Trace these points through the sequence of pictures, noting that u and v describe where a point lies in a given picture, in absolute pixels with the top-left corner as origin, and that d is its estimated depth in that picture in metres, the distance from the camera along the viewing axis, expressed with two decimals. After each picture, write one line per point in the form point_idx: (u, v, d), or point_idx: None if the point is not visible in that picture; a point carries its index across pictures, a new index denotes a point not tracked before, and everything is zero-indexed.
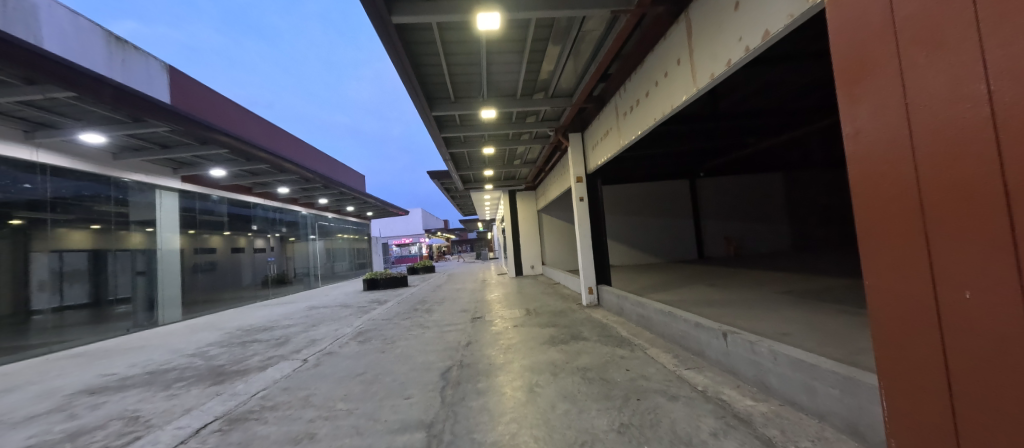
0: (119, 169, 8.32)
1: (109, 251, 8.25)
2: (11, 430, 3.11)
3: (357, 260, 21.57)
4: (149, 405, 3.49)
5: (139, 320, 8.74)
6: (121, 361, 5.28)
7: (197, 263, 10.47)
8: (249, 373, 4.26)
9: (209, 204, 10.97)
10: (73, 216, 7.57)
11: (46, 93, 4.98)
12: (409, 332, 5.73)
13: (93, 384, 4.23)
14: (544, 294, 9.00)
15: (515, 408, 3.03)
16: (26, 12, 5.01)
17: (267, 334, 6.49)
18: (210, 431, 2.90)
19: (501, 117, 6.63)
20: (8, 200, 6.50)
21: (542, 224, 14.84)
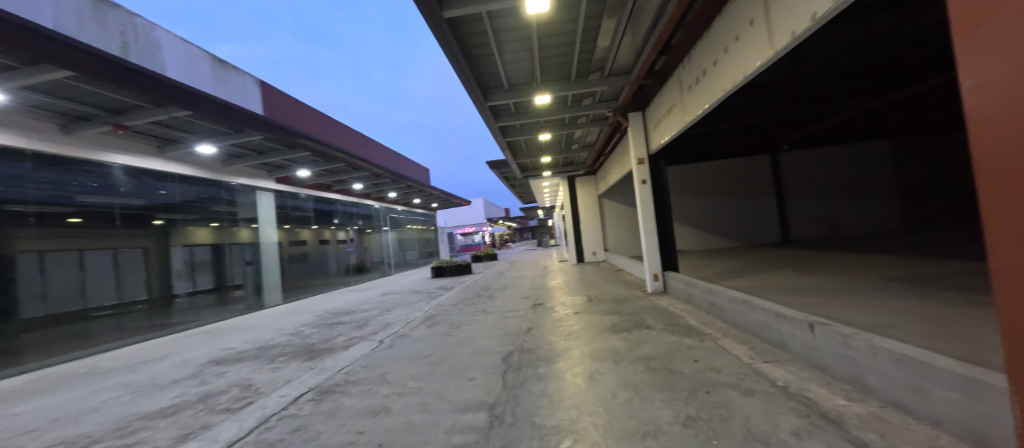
0: (229, 174, 9.66)
1: (225, 245, 9.73)
2: (165, 389, 3.88)
3: (425, 249, 23.04)
4: (260, 375, 4.10)
5: (251, 303, 10.26)
6: (238, 337, 6.25)
7: (292, 254, 12.03)
8: (335, 351, 4.78)
9: (299, 202, 12.37)
10: (195, 216, 8.93)
11: (168, 112, 5.88)
12: (472, 318, 5.99)
13: (219, 355, 5.10)
14: (606, 281, 8.83)
15: (576, 394, 3.04)
16: (150, 45, 5.96)
17: (349, 316, 7.22)
18: (305, 400, 3.31)
19: (556, 101, 6.53)
20: (149, 205, 7.91)
21: (603, 210, 14.56)
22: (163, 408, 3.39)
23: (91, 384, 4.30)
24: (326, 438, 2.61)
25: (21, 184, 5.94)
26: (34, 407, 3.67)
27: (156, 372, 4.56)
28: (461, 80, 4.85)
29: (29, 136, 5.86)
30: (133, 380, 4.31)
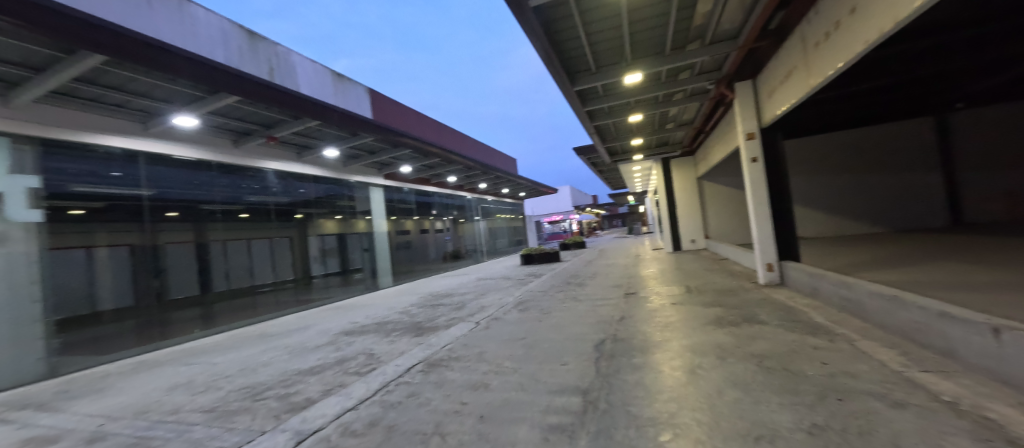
0: (349, 173, 11.09)
1: (348, 234, 11.26)
2: (312, 352, 4.74)
3: (513, 237, 23.91)
4: (381, 345, 4.74)
5: (368, 284, 11.53)
6: (360, 313, 7.33)
7: (398, 242, 13.20)
8: (439, 329, 5.27)
9: (403, 196, 13.61)
10: (324, 210, 10.45)
11: (304, 123, 6.98)
12: (562, 305, 6.05)
13: (349, 327, 6.05)
14: (708, 271, 8.08)
15: (675, 388, 2.86)
16: (288, 68, 7.15)
17: (448, 299, 7.92)
18: (416, 370, 3.72)
19: (648, 79, 6.16)
20: (293, 202, 9.56)
21: (703, 193, 13.44)
22: (312, 366, 4.15)
23: (265, 343, 5.49)
24: (436, 405, 2.92)
25: (208, 187, 7.68)
26: (230, 357, 4.83)
27: (305, 337, 5.59)
28: (548, 68, 4.85)
29: (212, 151, 7.47)
30: (291, 343, 5.36)
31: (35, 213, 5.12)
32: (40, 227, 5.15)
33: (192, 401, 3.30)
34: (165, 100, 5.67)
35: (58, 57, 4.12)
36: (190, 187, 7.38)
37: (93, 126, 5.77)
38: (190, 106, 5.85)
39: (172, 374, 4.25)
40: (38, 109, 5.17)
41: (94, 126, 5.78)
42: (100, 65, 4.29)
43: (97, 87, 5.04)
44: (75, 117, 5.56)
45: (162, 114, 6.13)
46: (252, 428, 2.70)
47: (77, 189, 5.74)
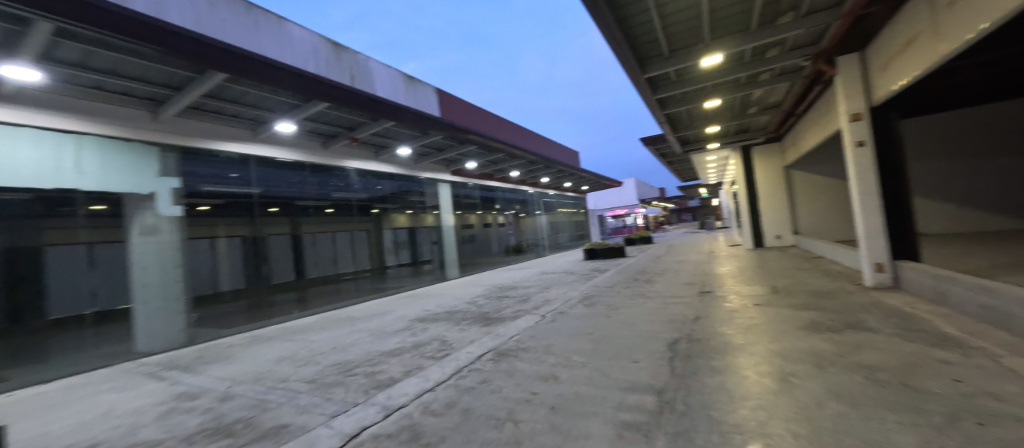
0: (419, 170, 11.66)
1: (418, 228, 11.96)
2: (391, 336, 5.13)
3: (574, 232, 23.65)
4: (452, 333, 4.99)
5: (437, 275, 12.21)
6: (431, 302, 7.85)
7: (464, 235, 13.82)
8: (505, 320, 5.42)
9: (467, 191, 14.18)
10: (396, 205, 11.09)
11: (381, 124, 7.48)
12: (629, 301, 5.87)
13: (423, 314, 6.45)
14: (798, 270, 7.24)
15: (762, 395, 2.59)
16: (366, 75, 7.80)
17: (512, 291, 8.13)
18: (487, 358, 3.86)
19: (729, 60, 5.77)
20: (371, 197, 10.27)
21: (792, 184, 12.07)
22: (393, 348, 4.50)
23: (352, 325, 6.09)
24: (508, 393, 3.00)
25: (302, 186, 8.60)
26: (324, 336, 5.42)
27: (384, 322, 6.08)
28: (617, 55, 4.70)
29: (305, 151, 8.39)
30: (373, 326, 5.85)
31: (176, 209, 6.25)
32: (178, 221, 6.27)
33: (295, 373, 3.80)
34: (269, 110, 6.47)
35: (194, 80, 4.97)
36: (291, 185, 8.37)
37: (215, 134, 6.79)
38: (289, 114, 6.59)
39: (280, 348, 4.90)
40: (179, 122, 6.35)
41: (210, 133, 6.73)
42: (224, 81, 5.06)
43: (220, 101, 5.91)
44: (202, 128, 6.64)
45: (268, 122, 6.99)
46: (346, 401, 3.12)
47: (205, 188, 6.81)
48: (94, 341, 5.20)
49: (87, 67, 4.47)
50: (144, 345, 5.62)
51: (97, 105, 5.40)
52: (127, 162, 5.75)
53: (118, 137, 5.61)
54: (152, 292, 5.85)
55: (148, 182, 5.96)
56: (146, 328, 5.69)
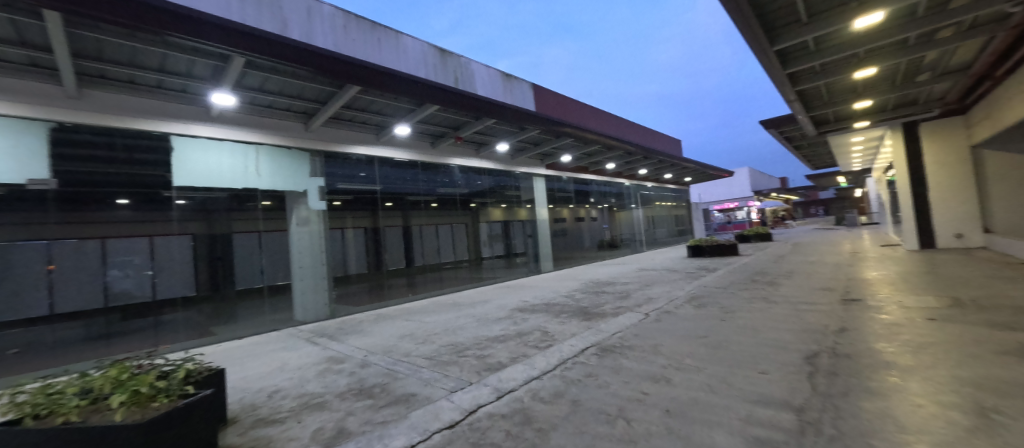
0: (516, 165, 11.79)
1: (512, 222, 12.10)
2: (495, 323, 5.44)
3: (673, 227, 22.16)
4: (553, 325, 5.10)
5: (531, 267, 12.24)
6: (528, 293, 8.16)
7: (556, 229, 13.53)
8: (606, 316, 5.34)
9: (563, 185, 13.92)
10: (490, 200, 11.32)
11: (483, 123, 7.70)
12: (750, 305, 5.27)
13: (523, 305, 6.71)
14: (994, 281, 5.55)
15: (946, 430, 1.97)
16: (468, 75, 8.57)
17: (610, 287, 7.99)
18: (591, 352, 3.87)
19: (891, 17, 4.86)
20: (472, 192, 10.68)
21: (982, 167, 9.48)
22: (498, 335, 4.78)
23: (459, 310, 6.62)
24: (616, 389, 2.96)
25: (414, 183, 9.22)
26: (435, 318, 6.00)
27: (487, 310, 6.47)
28: (739, 27, 4.23)
29: (418, 153, 9.03)
30: (478, 313, 6.29)
31: (321, 203, 7.40)
32: (322, 214, 7.42)
33: (416, 350, 4.52)
34: (389, 115, 7.18)
35: (335, 94, 5.77)
36: (406, 182, 9.07)
37: (346, 139, 7.70)
38: (404, 117, 7.08)
39: (400, 325, 5.62)
40: (326, 131, 7.41)
41: (345, 138, 7.68)
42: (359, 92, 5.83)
43: (353, 110, 6.80)
44: (339, 134, 7.59)
45: (388, 127, 7.70)
46: (461, 379, 3.54)
47: (341, 186, 7.78)
48: (269, 306, 6.49)
49: (264, 90, 5.61)
50: (301, 316, 6.89)
51: (266, 120, 6.60)
52: (288, 164, 7.02)
53: (286, 147, 6.92)
54: (305, 271, 7.08)
55: (302, 181, 7.17)
56: (302, 301, 6.98)
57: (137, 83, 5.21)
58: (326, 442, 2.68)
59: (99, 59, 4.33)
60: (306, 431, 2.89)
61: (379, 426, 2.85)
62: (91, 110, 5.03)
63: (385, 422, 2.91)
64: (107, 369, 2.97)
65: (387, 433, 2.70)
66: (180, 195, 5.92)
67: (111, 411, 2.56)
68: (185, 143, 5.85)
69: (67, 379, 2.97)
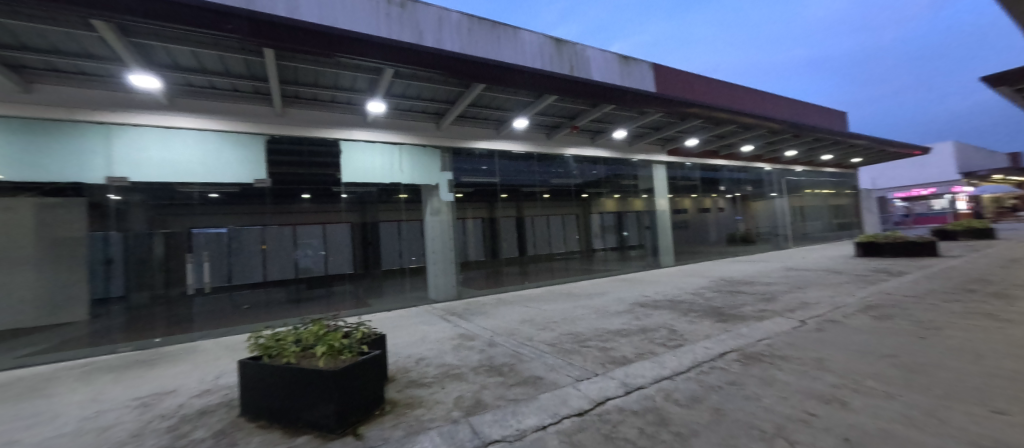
0: (634, 152, 11.23)
1: (626, 212, 11.77)
2: (615, 316, 5.50)
3: (828, 220, 18.84)
4: (681, 323, 4.90)
5: (649, 261, 11.79)
6: (650, 288, 7.90)
7: (678, 221, 12.54)
8: (747, 319, 4.84)
9: (687, 172, 12.89)
10: (604, 190, 11.20)
11: (601, 109, 7.36)
12: (965, 322, 4.08)
13: (643, 300, 6.58)
14: None
15: None
16: (586, 62, 8.19)
17: (748, 287, 7.17)
18: (732, 359, 3.58)
19: None
20: (586, 181, 10.68)
21: None
22: (620, 329, 4.87)
23: (576, 301, 6.87)
24: (770, 404, 2.63)
25: (529, 174, 9.57)
26: (553, 307, 6.39)
27: (605, 302, 6.52)
28: None
29: (535, 144, 9.32)
30: (596, 304, 6.44)
31: (450, 195, 8.21)
32: (451, 205, 8.22)
33: (538, 335, 4.90)
34: (509, 109, 7.50)
35: (463, 93, 6.26)
36: (522, 174, 9.48)
37: (471, 134, 8.41)
38: (523, 110, 7.33)
39: (520, 311, 6.27)
40: (453, 129, 8.18)
41: (470, 134, 8.39)
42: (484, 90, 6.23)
43: (477, 108, 7.30)
44: (465, 130, 8.32)
45: (508, 121, 8.03)
46: (586, 369, 3.64)
47: (465, 179, 8.59)
48: (408, 286, 7.76)
49: (407, 96, 6.41)
50: (433, 295, 7.90)
51: (405, 123, 7.61)
52: (425, 161, 7.99)
53: (422, 145, 7.85)
54: (436, 256, 7.96)
55: (433, 175, 8.01)
56: (434, 282, 7.94)
57: (319, 99, 6.50)
58: (467, 410, 3.01)
59: (295, 83, 5.55)
60: (450, 396, 3.32)
61: (511, 402, 3.08)
62: (290, 123, 6.55)
63: (517, 400, 3.12)
64: (310, 324, 3.86)
65: (519, 411, 2.90)
66: (346, 190, 7.36)
67: (312, 358, 3.28)
68: (350, 146, 7.17)
69: (285, 329, 3.93)
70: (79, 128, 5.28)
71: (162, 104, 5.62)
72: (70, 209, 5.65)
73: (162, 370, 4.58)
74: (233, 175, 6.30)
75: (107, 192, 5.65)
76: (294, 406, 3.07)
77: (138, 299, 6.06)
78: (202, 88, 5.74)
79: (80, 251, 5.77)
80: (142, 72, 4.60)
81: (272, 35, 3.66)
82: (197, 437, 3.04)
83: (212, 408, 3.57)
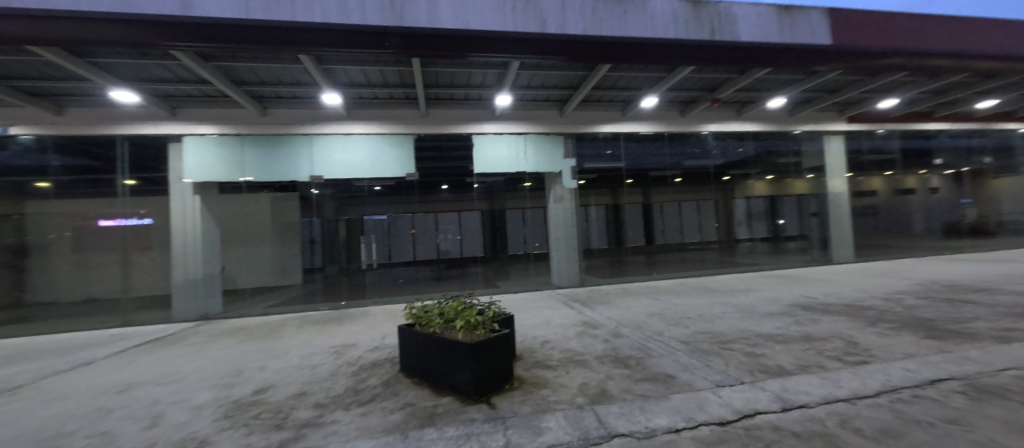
0: (794, 123, 9.44)
1: (780, 196, 10.55)
2: (767, 318, 4.91)
3: None
4: (862, 336, 3.99)
5: (815, 256, 10.15)
6: (817, 288, 6.70)
7: (859, 207, 10.44)
8: (979, 339, 3.61)
9: (877, 142, 10.58)
10: (755, 171, 10.24)
11: (752, 75, 6.27)
12: None
13: (803, 302, 5.67)
14: None
15: None
16: None
17: (981, 296, 5.35)
18: (950, 388, 2.70)
19: None
20: (729, 162, 9.91)
21: None
22: (772, 333, 4.32)
23: (715, 296, 6.44)
24: None
25: (658, 157, 9.21)
26: (685, 301, 6.15)
27: (753, 302, 5.85)
28: None
29: (666, 123, 8.67)
30: (740, 303, 5.86)
31: (572, 182, 8.57)
32: (573, 192, 8.60)
33: (669, 331, 4.65)
34: (638, 88, 7.11)
35: (587, 77, 6.22)
36: (649, 157, 9.21)
37: (598, 119, 8.33)
38: (653, 87, 6.83)
39: (648, 303, 6.16)
40: (577, 115, 8.25)
41: (595, 118, 8.32)
42: (609, 70, 6.02)
43: (603, 90, 7.12)
44: (590, 115, 8.29)
45: (635, 101, 7.67)
46: (730, 375, 3.20)
47: (588, 165, 8.74)
48: (533, 270, 8.44)
49: (531, 86, 6.74)
50: (556, 281, 8.45)
51: (526, 112, 8.01)
52: (549, 149, 8.38)
53: (547, 133, 8.23)
54: (559, 243, 8.49)
55: (559, 163, 8.43)
56: (558, 269, 8.49)
57: (454, 99, 7.29)
58: (592, 398, 2.97)
59: (436, 85, 6.33)
60: (574, 382, 3.35)
61: (639, 398, 2.91)
62: (430, 122, 7.59)
63: (645, 397, 2.94)
64: (451, 300, 4.34)
65: (648, 408, 2.70)
66: (477, 180, 8.15)
67: (453, 330, 3.66)
68: (481, 139, 7.97)
69: (431, 303, 4.51)
70: (299, 140, 7.29)
71: (342, 115, 7.25)
72: (289, 203, 7.58)
73: (348, 326, 5.89)
74: (396, 169, 7.63)
75: (310, 187, 7.53)
76: (438, 369, 3.51)
77: (331, 269, 7.76)
78: (368, 99, 7.05)
79: (296, 233, 7.69)
80: (331, 90, 5.80)
81: (419, 45, 4.10)
82: (370, 383, 3.76)
83: (380, 362, 4.38)
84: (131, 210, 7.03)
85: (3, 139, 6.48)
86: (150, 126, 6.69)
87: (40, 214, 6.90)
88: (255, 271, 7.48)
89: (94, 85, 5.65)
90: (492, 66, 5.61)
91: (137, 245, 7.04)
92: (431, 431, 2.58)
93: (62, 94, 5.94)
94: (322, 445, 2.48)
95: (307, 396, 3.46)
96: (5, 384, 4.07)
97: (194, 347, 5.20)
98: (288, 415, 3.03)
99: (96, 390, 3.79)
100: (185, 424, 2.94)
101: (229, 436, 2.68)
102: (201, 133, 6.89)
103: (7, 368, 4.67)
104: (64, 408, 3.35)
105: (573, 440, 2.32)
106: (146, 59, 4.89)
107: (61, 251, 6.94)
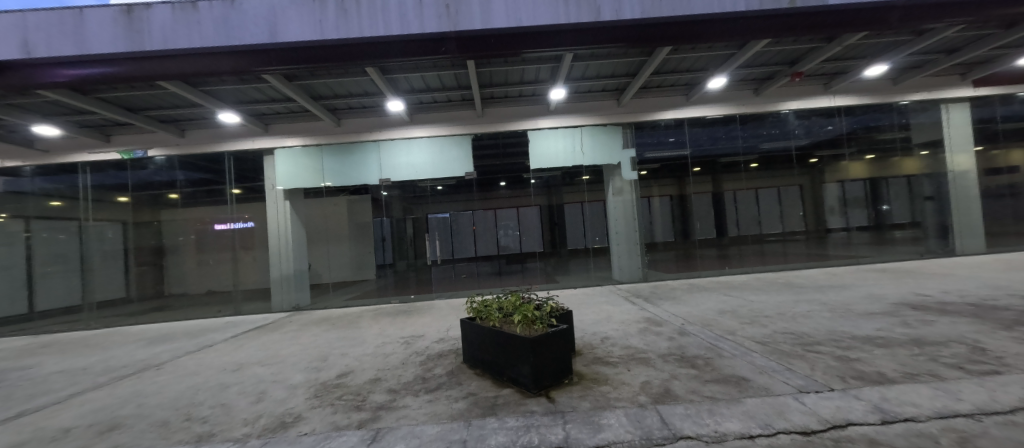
0: (899, 94, 8.17)
1: (883, 179, 9.30)
2: (864, 318, 4.32)
3: None
4: (992, 341, 3.35)
5: (931, 247, 8.75)
6: (931, 284, 5.76)
7: (991, 187, 8.73)
8: None
9: (1013, 108, 8.76)
10: (853, 150, 9.13)
11: (843, 42, 5.50)
12: None
13: (913, 300, 4.90)
14: None
15: None
16: None
17: None
18: None
19: None
20: (817, 141, 8.92)
21: None
22: (871, 335, 3.79)
23: (800, 293, 5.84)
24: None
25: (729, 141, 8.58)
26: (763, 298, 5.66)
27: (847, 300, 5.19)
28: None
29: (737, 105, 7.99)
30: (831, 300, 5.25)
31: (633, 173, 8.28)
32: (633, 183, 8.30)
33: (743, 329, 4.31)
34: (703, 70, 6.67)
35: (645, 61, 5.97)
36: (719, 142, 8.60)
37: (659, 105, 7.93)
38: (721, 67, 6.34)
39: (719, 299, 5.76)
40: (635, 103, 7.94)
41: (653, 105, 7.93)
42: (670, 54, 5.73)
43: (665, 74, 6.73)
44: (650, 103, 7.92)
45: (700, 83, 7.17)
46: (816, 381, 2.88)
47: (649, 155, 8.36)
48: (592, 265, 8.32)
49: (587, 77, 6.61)
50: (617, 276, 8.31)
51: (581, 104, 7.88)
52: (607, 140, 8.17)
53: (604, 124, 8.02)
54: (620, 237, 8.34)
55: (617, 154, 8.19)
56: (619, 263, 8.35)
57: (510, 96, 7.45)
58: (655, 397, 2.87)
59: (495, 84, 6.51)
60: (636, 380, 3.25)
61: (708, 400, 2.74)
62: (485, 122, 7.85)
63: (714, 399, 2.76)
64: (510, 295, 4.43)
65: (718, 411, 2.53)
66: (534, 175, 8.23)
67: (512, 324, 3.74)
68: (537, 134, 8.05)
69: (490, 298, 4.64)
70: (368, 147, 7.94)
71: (405, 120, 7.75)
72: (362, 204, 8.22)
73: (416, 318, 6.32)
74: (454, 169, 8.03)
75: (380, 189, 8.10)
76: (499, 361, 3.61)
77: (400, 265, 8.30)
78: (429, 104, 7.44)
79: (368, 232, 8.35)
80: (395, 97, 6.21)
81: (475, 46, 4.20)
82: (436, 372, 3.99)
83: (445, 352, 4.65)
84: (237, 215, 8.16)
85: (144, 161, 7.94)
86: (247, 141, 7.74)
87: (174, 220, 8.36)
88: (336, 268, 8.29)
89: (205, 110, 6.64)
90: (545, 60, 5.63)
91: (242, 244, 8.16)
92: (492, 420, 2.67)
93: (182, 119, 7.09)
94: (394, 426, 2.70)
95: (381, 381, 3.78)
96: (154, 360, 5.01)
97: (288, 334, 5.93)
98: (365, 397, 3.33)
99: (218, 368, 4.51)
100: (283, 400, 3.39)
101: (317, 413, 3.02)
102: (288, 145, 7.80)
103: (153, 347, 5.75)
104: (196, 381, 4.05)
105: (635, 439, 2.25)
106: (241, 84, 5.63)
107: (189, 250, 8.39)
